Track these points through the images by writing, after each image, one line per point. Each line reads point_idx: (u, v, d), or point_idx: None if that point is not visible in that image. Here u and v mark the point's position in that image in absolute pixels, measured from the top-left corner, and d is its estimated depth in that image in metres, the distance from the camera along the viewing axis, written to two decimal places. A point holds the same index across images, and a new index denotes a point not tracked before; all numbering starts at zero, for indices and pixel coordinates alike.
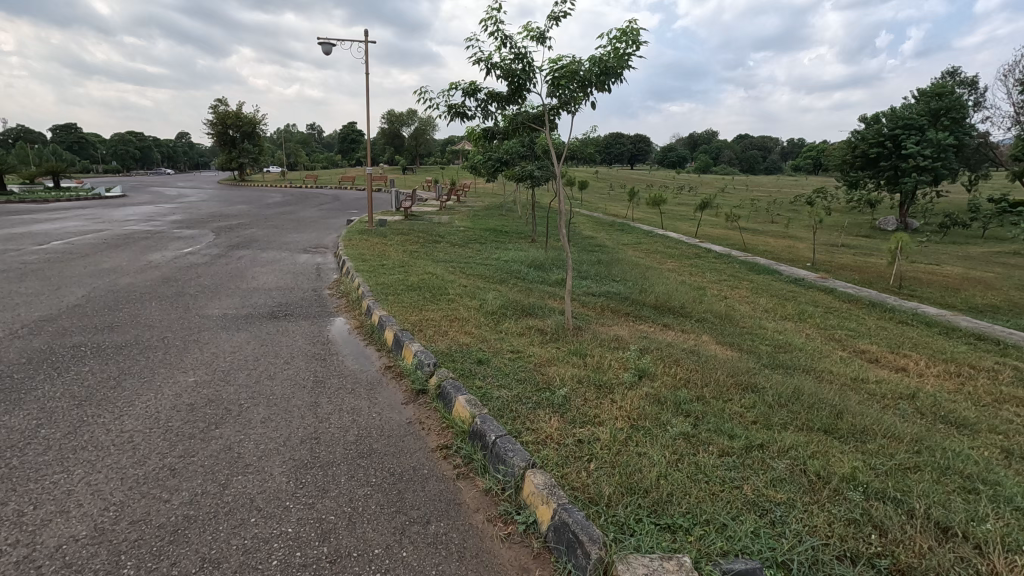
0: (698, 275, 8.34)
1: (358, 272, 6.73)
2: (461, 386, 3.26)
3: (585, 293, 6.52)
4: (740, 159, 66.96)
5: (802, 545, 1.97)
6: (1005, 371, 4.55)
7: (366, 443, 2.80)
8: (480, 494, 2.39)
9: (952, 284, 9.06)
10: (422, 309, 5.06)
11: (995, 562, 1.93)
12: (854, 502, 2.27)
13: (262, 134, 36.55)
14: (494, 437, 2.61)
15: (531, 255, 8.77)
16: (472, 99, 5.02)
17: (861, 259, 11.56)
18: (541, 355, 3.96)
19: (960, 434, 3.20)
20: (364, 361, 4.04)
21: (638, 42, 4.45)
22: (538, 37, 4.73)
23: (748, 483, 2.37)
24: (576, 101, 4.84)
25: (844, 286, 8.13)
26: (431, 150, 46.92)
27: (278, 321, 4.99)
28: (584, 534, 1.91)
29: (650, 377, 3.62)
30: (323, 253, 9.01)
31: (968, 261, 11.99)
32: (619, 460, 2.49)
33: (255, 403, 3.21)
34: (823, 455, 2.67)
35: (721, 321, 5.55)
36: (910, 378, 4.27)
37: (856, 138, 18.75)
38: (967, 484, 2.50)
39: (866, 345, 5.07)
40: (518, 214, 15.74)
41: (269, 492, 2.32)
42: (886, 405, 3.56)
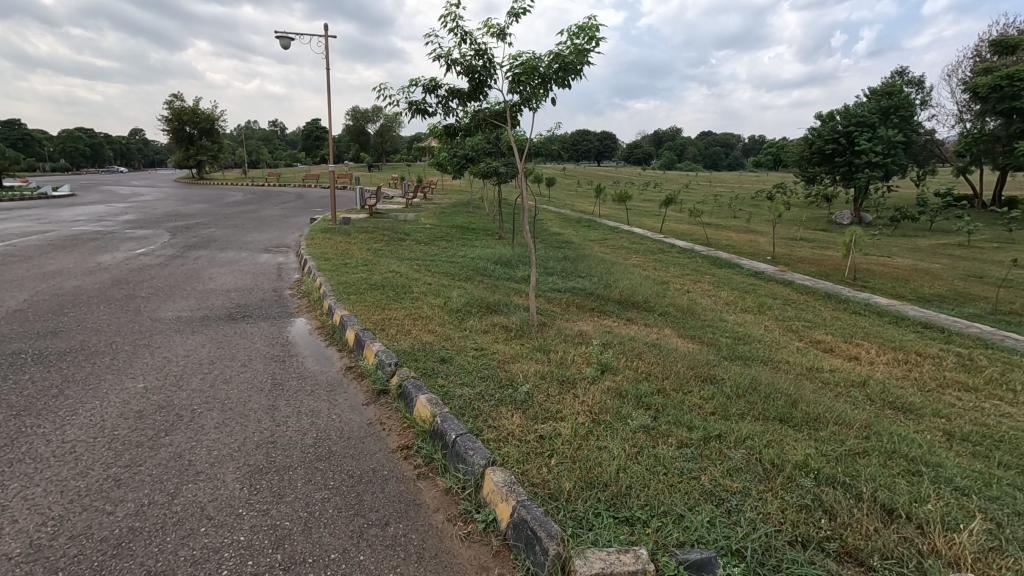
0: (662, 270, 8.48)
1: (320, 271, 6.58)
2: (422, 386, 3.22)
3: (550, 289, 6.54)
4: (704, 155, 68.40)
5: (755, 533, 2.02)
6: (949, 357, 4.76)
7: (325, 446, 2.74)
8: (441, 493, 2.37)
9: (902, 275, 9.45)
10: (384, 308, 4.99)
11: (935, 541, 2.01)
12: (806, 488, 2.33)
13: (222, 131, 35.50)
14: (455, 436, 2.59)
15: (497, 251, 8.78)
16: (433, 95, 4.97)
17: (818, 252, 11.94)
18: (505, 352, 3.94)
19: (906, 418, 3.34)
20: (325, 362, 3.96)
21: (597, 38, 4.48)
22: (499, 33, 4.71)
23: (704, 473, 2.41)
24: (537, 98, 4.85)
25: (801, 279, 8.38)
26: (398, 147, 46.48)
27: (236, 323, 4.85)
28: (542, 530, 1.90)
29: (613, 371, 3.65)
30: (285, 253, 8.79)
31: (918, 253, 12.50)
32: (580, 455, 2.50)
33: (209, 408, 3.11)
34: (778, 443, 2.73)
35: (683, 315, 5.66)
36: (861, 366, 4.42)
37: (813, 136, 19.37)
38: (911, 466, 2.60)
39: (821, 335, 5.24)
40: (486, 210, 15.71)
41: (221, 500, 2.24)
42: (838, 393, 3.68)
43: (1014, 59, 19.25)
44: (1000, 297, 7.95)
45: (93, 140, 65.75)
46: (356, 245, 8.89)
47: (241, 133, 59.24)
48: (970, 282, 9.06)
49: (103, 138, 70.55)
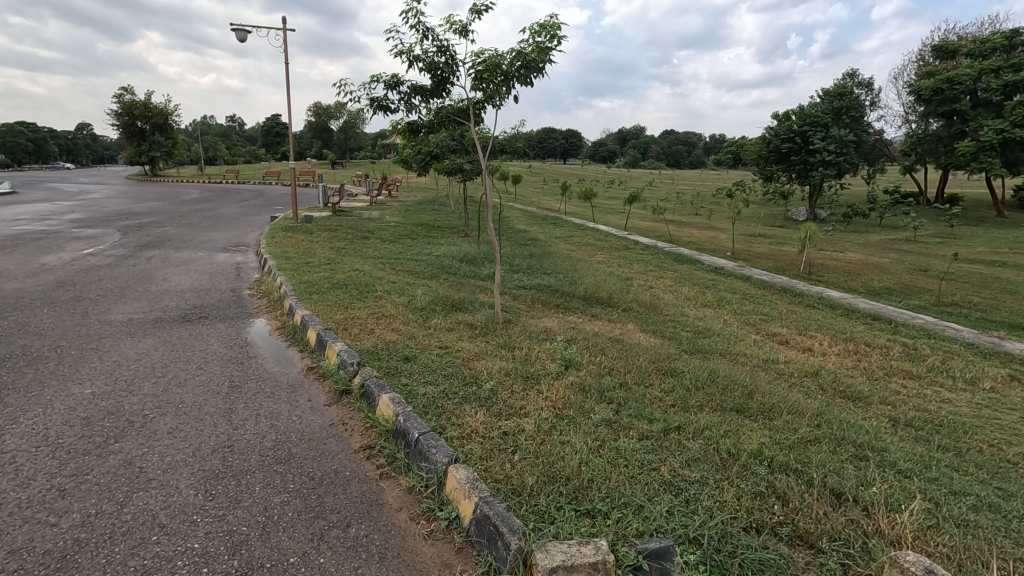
0: (626, 267, 8.61)
1: (280, 271, 6.42)
2: (385, 385, 3.19)
3: (515, 286, 6.56)
4: (666, 154, 69.74)
5: (712, 520, 2.08)
6: (896, 347, 4.99)
7: (284, 448, 2.68)
8: (403, 493, 2.35)
9: (854, 269, 9.85)
10: (346, 307, 4.91)
11: (879, 522, 2.11)
12: (760, 476, 2.41)
13: (177, 126, 34.23)
14: (417, 435, 2.57)
15: (463, 249, 8.77)
16: (395, 92, 4.91)
17: (776, 248, 12.35)
18: (469, 350, 3.94)
19: (854, 406, 3.49)
20: (285, 363, 3.87)
21: (559, 36, 4.51)
22: (461, 30, 4.69)
23: (664, 464, 2.47)
24: (500, 96, 4.85)
25: (758, 274, 8.64)
26: (362, 144, 45.81)
27: (192, 324, 4.70)
28: (504, 526, 1.92)
29: (576, 367, 3.69)
30: (244, 252, 8.54)
31: (868, 248, 13.05)
32: (543, 450, 2.53)
33: (162, 413, 3.00)
34: (734, 434, 2.81)
35: (646, 310, 5.75)
36: (814, 357, 4.60)
37: (770, 134, 19.96)
38: (857, 452, 2.72)
39: (777, 328, 5.42)
40: (451, 208, 15.63)
41: (174, 508, 2.17)
42: (792, 383, 3.82)
43: (954, 63, 20.30)
44: (943, 289, 8.39)
45: (36, 134, 62.43)
46: (319, 244, 8.72)
47: (197, 128, 57.21)
48: (916, 276, 9.51)
49: (47, 133, 67.06)
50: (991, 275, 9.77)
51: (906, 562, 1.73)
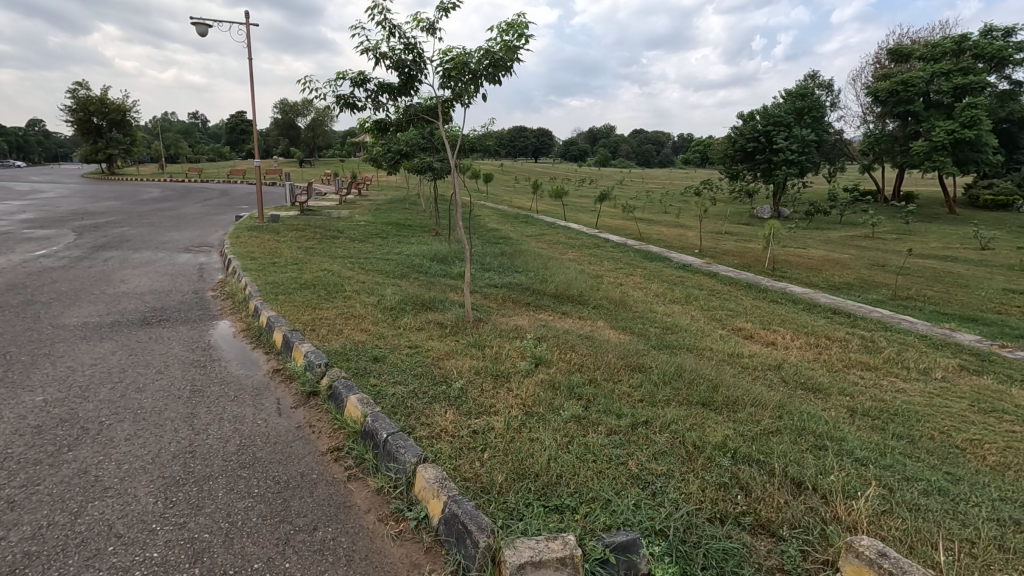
0: (596, 264, 8.70)
1: (245, 271, 6.27)
2: (354, 386, 3.15)
3: (486, 285, 6.56)
4: (636, 153, 70.62)
5: (678, 512, 2.11)
6: (854, 340, 5.17)
7: (249, 452, 2.63)
8: (372, 494, 2.33)
9: (815, 265, 10.16)
10: (314, 308, 4.82)
11: (837, 509, 2.19)
12: (724, 468, 2.47)
13: (135, 123, 33.05)
14: (386, 435, 2.55)
15: (434, 248, 8.73)
16: (361, 89, 4.85)
17: (741, 245, 12.65)
18: (439, 349, 3.92)
19: (815, 398, 3.60)
20: (250, 365, 3.79)
21: (527, 36, 4.52)
22: (428, 28, 4.66)
23: (631, 458, 2.50)
24: (468, 94, 4.83)
25: (725, 270, 8.83)
26: (330, 142, 45.09)
27: (151, 328, 4.55)
28: (472, 523, 1.92)
29: (546, 364, 3.71)
30: (207, 253, 8.31)
31: (829, 244, 13.47)
32: (512, 448, 2.53)
33: (119, 419, 2.90)
34: (699, 427, 2.87)
35: (615, 307, 5.83)
36: (777, 350, 4.73)
37: (736, 134, 20.42)
38: (817, 441, 2.81)
39: (742, 323, 5.55)
40: (422, 207, 15.50)
41: (132, 516, 2.11)
42: (756, 376, 3.93)
43: (908, 66, 21.10)
44: (899, 283, 8.72)
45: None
46: (286, 244, 8.55)
47: (157, 125, 55.32)
48: (874, 271, 9.85)
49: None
50: (943, 269, 10.20)
51: (861, 547, 1.79)
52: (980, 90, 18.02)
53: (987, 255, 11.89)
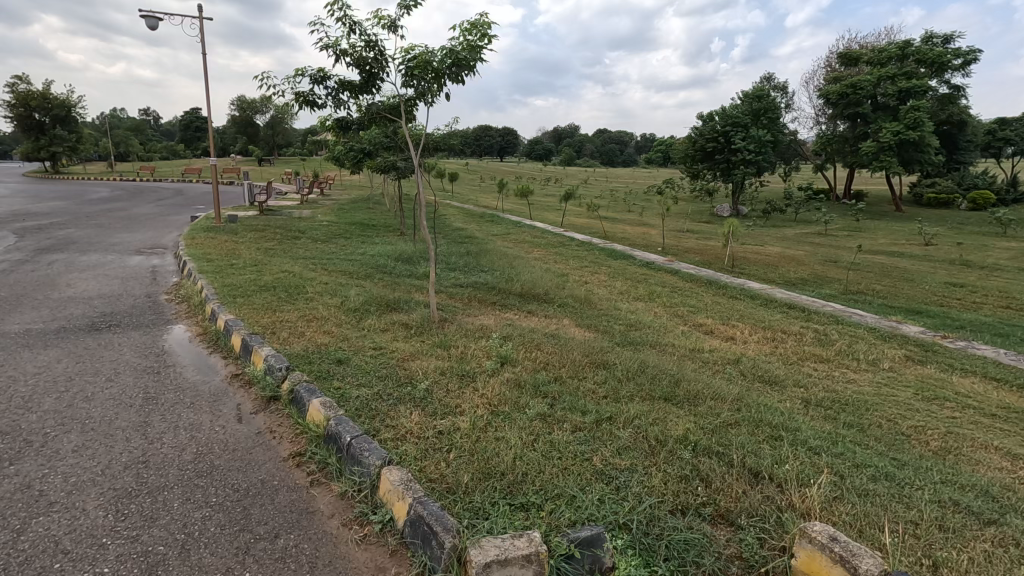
0: (562, 263, 8.78)
1: (201, 274, 6.07)
2: (316, 389, 3.08)
3: (452, 284, 6.53)
4: (600, 152, 71.46)
5: (641, 505, 2.16)
6: (808, 333, 5.37)
7: (206, 461, 2.55)
8: (336, 499, 2.29)
9: (772, 261, 10.49)
10: (274, 311, 4.70)
11: (791, 496, 2.27)
12: (685, 460, 2.53)
13: (82, 119, 31.56)
14: (350, 438, 2.50)
15: (399, 248, 8.65)
16: (322, 87, 4.75)
17: (702, 243, 12.97)
18: (405, 350, 3.88)
19: (772, 390, 3.73)
20: (207, 371, 3.67)
21: (490, 36, 4.52)
22: (389, 25, 4.61)
23: (596, 454, 2.54)
24: (432, 93, 4.80)
25: (686, 268, 9.02)
26: (291, 140, 44.03)
27: (101, 334, 4.35)
28: (438, 524, 1.91)
29: (512, 363, 3.72)
30: (160, 255, 8.00)
31: (785, 241, 13.92)
32: (478, 447, 2.53)
33: (66, 430, 2.76)
34: (662, 421, 2.94)
35: (581, 305, 5.89)
36: (736, 345, 4.87)
37: (696, 134, 20.89)
38: (773, 432, 2.91)
39: (703, 319, 5.69)
40: (387, 206, 15.31)
41: (81, 531, 2.02)
42: (716, 370, 4.04)
43: (857, 69, 22.02)
44: (850, 278, 9.08)
45: None
46: (244, 244, 8.32)
47: (105, 121, 52.87)
48: (827, 267, 10.25)
49: None
50: (890, 265, 10.69)
51: (813, 532, 1.86)
52: (922, 93, 18.93)
53: (931, 251, 12.52)
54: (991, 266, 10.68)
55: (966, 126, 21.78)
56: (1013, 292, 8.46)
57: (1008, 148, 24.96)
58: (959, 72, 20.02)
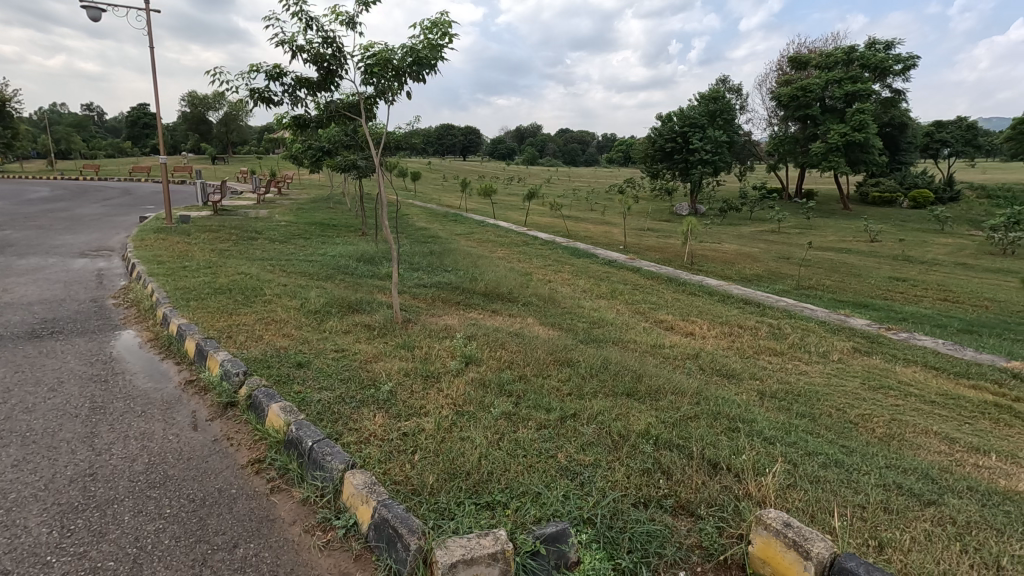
0: (526, 262, 8.82)
1: (151, 277, 5.81)
2: (275, 394, 3.01)
3: (415, 284, 6.47)
4: (562, 152, 72.03)
5: (605, 499, 2.20)
6: (763, 327, 5.56)
7: (159, 471, 2.45)
8: (297, 505, 2.24)
9: (729, 259, 10.81)
10: (230, 314, 4.57)
11: (748, 486, 2.35)
12: (647, 454, 2.58)
13: (18, 115, 29.80)
14: (311, 443, 2.45)
15: (361, 248, 8.52)
16: (277, 84, 4.63)
17: (662, 241, 13.26)
18: (367, 352, 3.83)
19: (729, 383, 3.85)
20: (159, 378, 3.53)
21: (450, 34, 4.50)
22: (348, 21, 4.53)
23: (561, 451, 2.57)
24: (392, 92, 4.74)
25: (647, 265, 9.20)
26: (246, 137, 42.69)
27: (42, 341, 4.13)
28: (402, 527, 1.89)
29: (477, 363, 3.72)
30: (107, 257, 7.64)
31: (741, 239, 14.37)
32: (443, 448, 2.52)
33: (4, 444, 2.62)
34: (625, 416, 2.99)
35: (544, 304, 5.94)
36: (695, 340, 5.00)
37: (655, 134, 21.32)
38: (730, 424, 3.01)
39: (663, 315, 5.81)
40: (347, 206, 15.05)
41: (22, 549, 1.91)
42: (676, 365, 4.15)
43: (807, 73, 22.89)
44: (802, 274, 9.45)
45: None
46: (198, 246, 8.03)
47: (43, 116, 50.06)
48: (781, 263, 10.63)
49: None
50: (838, 261, 11.17)
51: (768, 519, 1.92)
52: (867, 97, 19.84)
53: (876, 247, 13.15)
54: (930, 261, 11.30)
55: (907, 129, 22.94)
56: (949, 285, 8.97)
57: (944, 150, 26.44)
58: (900, 77, 21.07)
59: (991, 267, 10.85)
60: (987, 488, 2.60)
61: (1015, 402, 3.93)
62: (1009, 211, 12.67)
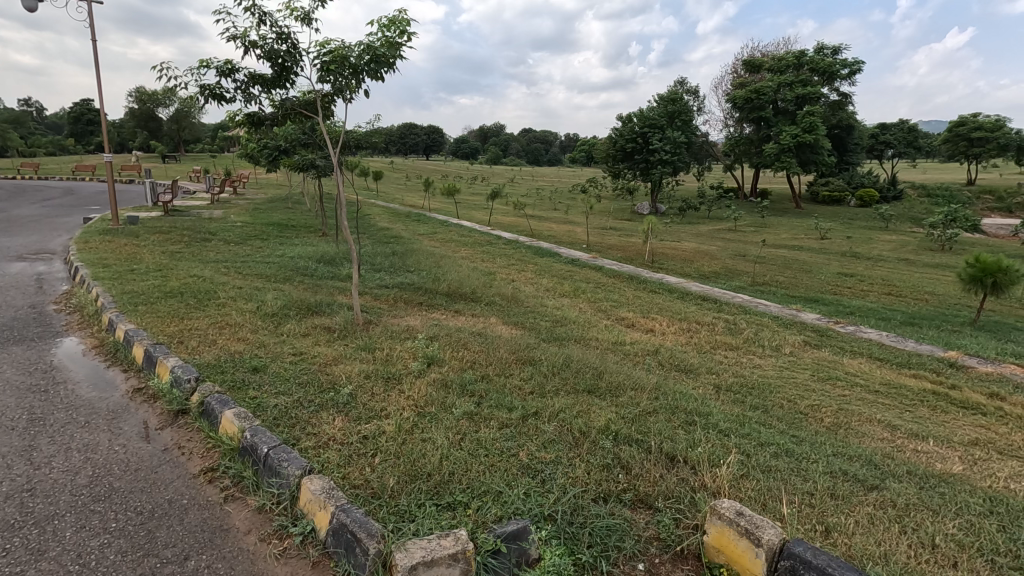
0: (489, 261, 8.81)
1: (96, 280, 5.55)
2: (229, 399, 2.92)
3: (377, 285, 6.38)
4: (526, 151, 72.29)
5: (566, 495, 2.22)
6: (720, 323, 5.73)
7: (104, 483, 2.35)
8: (252, 514, 2.18)
9: (688, 257, 11.08)
10: (182, 318, 4.40)
11: (704, 477, 2.42)
12: (606, 449, 2.63)
13: None
14: (267, 449, 2.39)
15: (321, 249, 8.36)
16: (230, 80, 4.49)
17: (624, 240, 13.47)
18: (327, 355, 3.77)
19: (687, 377, 3.95)
20: (104, 386, 3.37)
21: (409, 32, 4.46)
22: (304, 17, 4.44)
23: (522, 449, 2.59)
24: (350, 89, 4.67)
25: (609, 264, 9.34)
26: (199, 135, 41.16)
27: None
28: (361, 531, 1.87)
29: (439, 363, 3.71)
30: (47, 261, 7.24)
31: (700, 237, 14.73)
32: (404, 450, 2.51)
33: None
34: (585, 413, 3.03)
35: (507, 303, 5.95)
36: (655, 337, 5.11)
37: (616, 135, 21.63)
38: (687, 418, 3.09)
39: (625, 313, 5.91)
40: (306, 206, 14.70)
41: None
42: (636, 361, 4.23)
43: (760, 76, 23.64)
44: (756, 271, 9.77)
45: None
46: (147, 248, 7.71)
47: None
48: (738, 261, 10.96)
49: None
50: (791, 257, 11.58)
51: (722, 509, 1.97)
52: (816, 100, 20.67)
53: (826, 244, 13.70)
54: (875, 257, 11.84)
55: (853, 131, 23.98)
56: (893, 280, 9.42)
57: (888, 151, 27.75)
58: (846, 81, 22.02)
59: (930, 263, 11.47)
60: (924, 471, 2.75)
61: (951, 389, 4.17)
62: (947, 209, 13.42)
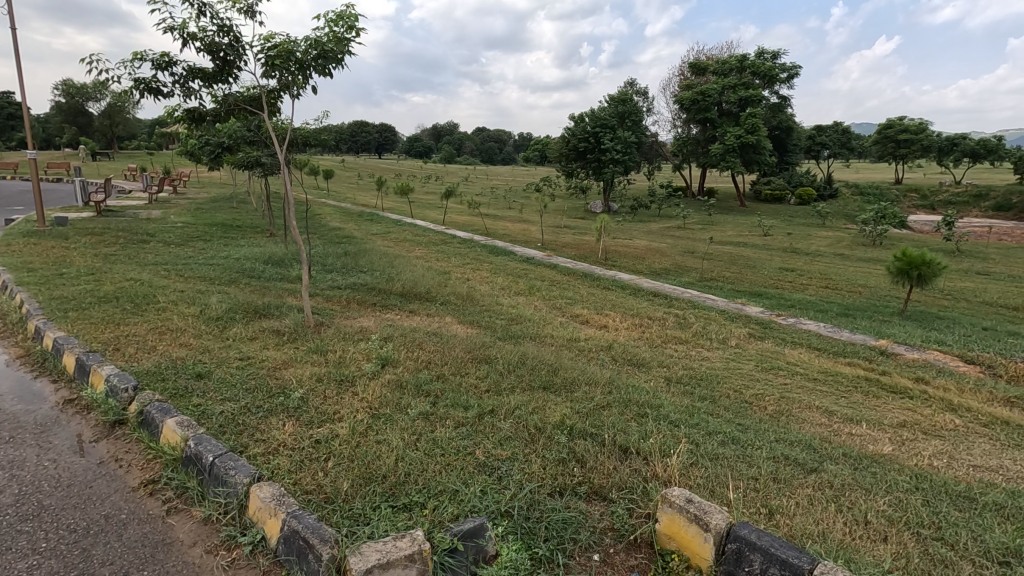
0: (444, 260, 8.75)
1: (20, 286, 5.17)
2: (170, 408, 2.79)
3: (328, 287, 6.23)
4: (480, 150, 72.13)
5: (522, 491, 2.24)
6: (670, 318, 5.90)
7: (33, 502, 2.20)
8: (198, 525, 2.10)
9: (640, 254, 11.33)
10: (118, 324, 4.18)
11: (656, 467, 2.49)
12: (561, 444, 2.66)
13: None
14: (212, 458, 2.30)
15: (269, 250, 8.08)
16: (167, 73, 4.29)
17: (577, 238, 13.64)
18: (276, 358, 3.65)
19: (640, 371, 4.06)
20: (31, 399, 3.16)
21: (356, 28, 4.37)
22: (246, 10, 4.28)
23: (479, 448, 2.59)
24: (297, 85, 4.54)
25: (563, 262, 9.44)
26: (134, 132, 38.99)
27: None
28: (314, 537, 1.83)
29: (393, 364, 3.66)
30: None
31: (651, 235, 15.10)
32: (358, 453, 2.47)
33: None
34: (540, 409, 3.07)
35: (462, 302, 5.93)
36: (609, 332, 5.21)
37: (569, 134, 21.88)
38: (640, 410, 3.17)
39: (579, 310, 6.00)
40: (252, 206, 14.15)
41: None
42: (590, 357, 4.31)
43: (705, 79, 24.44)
44: (704, 267, 10.09)
45: None
46: (78, 250, 7.26)
47: None
48: (687, 257, 11.28)
49: None
50: (736, 254, 12.01)
51: (673, 497, 2.03)
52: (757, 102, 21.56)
53: (769, 240, 14.27)
54: (814, 253, 12.44)
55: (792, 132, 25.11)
56: (830, 274, 9.92)
57: (824, 151, 29.21)
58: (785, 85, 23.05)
59: (863, 257, 12.14)
60: (858, 453, 2.92)
61: (882, 375, 4.45)
62: (876, 206, 14.29)
